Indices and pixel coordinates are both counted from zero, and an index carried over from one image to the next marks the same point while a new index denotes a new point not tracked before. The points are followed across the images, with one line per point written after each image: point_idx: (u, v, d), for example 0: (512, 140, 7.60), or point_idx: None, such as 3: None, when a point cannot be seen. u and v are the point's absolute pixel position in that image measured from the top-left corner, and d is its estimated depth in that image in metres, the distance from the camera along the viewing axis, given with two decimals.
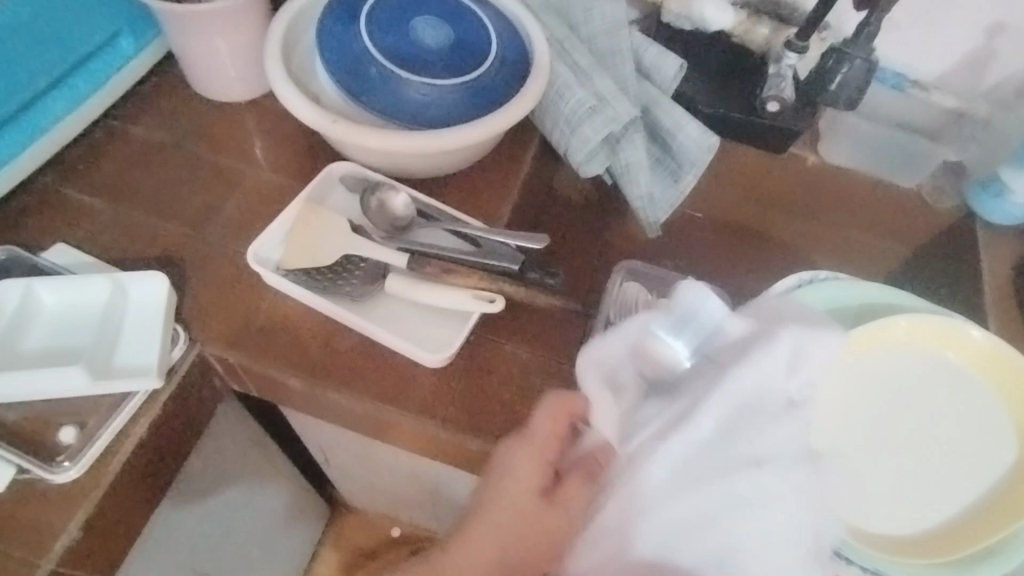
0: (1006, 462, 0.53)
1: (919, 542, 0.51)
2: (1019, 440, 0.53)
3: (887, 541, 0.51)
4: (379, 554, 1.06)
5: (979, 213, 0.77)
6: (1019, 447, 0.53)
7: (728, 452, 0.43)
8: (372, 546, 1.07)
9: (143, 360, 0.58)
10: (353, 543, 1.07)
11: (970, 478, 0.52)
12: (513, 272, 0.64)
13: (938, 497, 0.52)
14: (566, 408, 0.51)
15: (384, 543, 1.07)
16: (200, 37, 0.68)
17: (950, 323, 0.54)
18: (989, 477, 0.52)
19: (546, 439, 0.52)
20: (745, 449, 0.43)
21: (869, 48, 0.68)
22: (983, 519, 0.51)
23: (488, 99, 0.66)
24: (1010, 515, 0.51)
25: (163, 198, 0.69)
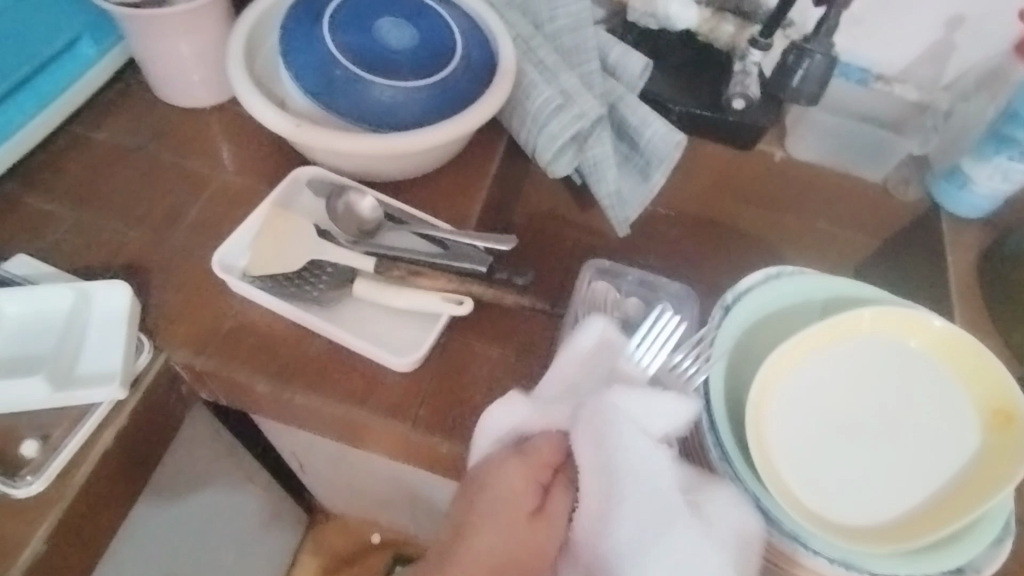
0: (970, 448, 0.52)
1: (883, 533, 0.50)
2: (982, 426, 0.52)
3: (851, 530, 0.50)
4: (359, 560, 1.06)
5: (944, 204, 0.78)
6: (982, 432, 0.52)
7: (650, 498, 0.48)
8: (351, 551, 1.06)
9: (108, 369, 0.57)
10: (331, 548, 1.06)
11: (934, 465, 0.52)
12: (480, 273, 0.64)
13: (901, 482, 0.52)
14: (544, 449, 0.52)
15: (363, 548, 1.07)
16: (162, 41, 0.67)
17: (912, 312, 0.54)
18: (953, 466, 0.52)
19: (538, 463, 0.52)
20: (653, 508, 0.47)
21: (829, 44, 0.69)
22: (948, 505, 0.50)
23: (454, 98, 0.66)
24: (978, 499, 0.49)
25: (128, 205, 0.68)
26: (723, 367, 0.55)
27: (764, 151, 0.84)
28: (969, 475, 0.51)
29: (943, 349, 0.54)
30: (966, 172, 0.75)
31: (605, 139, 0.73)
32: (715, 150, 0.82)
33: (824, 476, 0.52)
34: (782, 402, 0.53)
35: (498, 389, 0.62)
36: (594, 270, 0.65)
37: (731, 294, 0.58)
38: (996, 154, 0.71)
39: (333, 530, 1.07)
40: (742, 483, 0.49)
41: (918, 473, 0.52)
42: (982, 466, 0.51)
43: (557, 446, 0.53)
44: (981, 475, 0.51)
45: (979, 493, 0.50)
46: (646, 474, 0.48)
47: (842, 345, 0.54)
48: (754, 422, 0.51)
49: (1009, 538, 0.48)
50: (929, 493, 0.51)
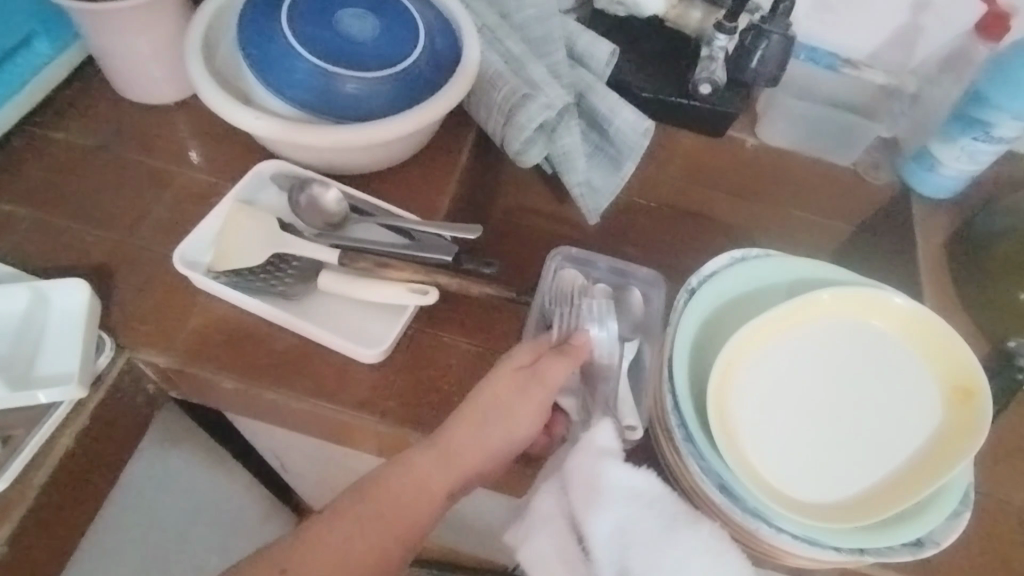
0: (934, 423, 0.53)
1: (846, 508, 0.51)
2: (943, 402, 0.54)
3: (815, 507, 0.51)
4: None
5: (912, 185, 0.78)
6: (943, 408, 0.54)
7: (662, 525, 0.47)
8: None
9: (66, 368, 0.56)
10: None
11: (897, 441, 0.53)
12: (446, 263, 0.63)
13: (864, 460, 0.53)
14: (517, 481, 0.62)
15: None
16: (119, 36, 0.66)
17: (871, 290, 0.56)
18: (917, 440, 0.53)
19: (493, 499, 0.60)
20: (673, 525, 0.47)
21: (787, 24, 0.72)
22: (909, 480, 0.51)
23: (417, 89, 0.66)
24: (938, 472, 0.51)
25: (91, 204, 0.67)
26: (688, 347, 0.55)
27: (736, 138, 0.82)
28: (930, 449, 0.52)
29: (904, 327, 0.56)
30: (934, 154, 0.75)
31: (573, 128, 0.72)
32: (685, 138, 0.81)
33: (787, 454, 0.53)
34: (745, 382, 0.54)
35: (467, 379, 0.61)
36: (556, 259, 0.65)
37: (696, 278, 0.58)
38: (962, 134, 0.71)
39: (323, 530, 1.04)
40: (705, 463, 0.51)
41: (880, 449, 0.53)
42: (945, 438, 0.52)
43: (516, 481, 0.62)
44: (942, 449, 0.52)
45: (941, 466, 0.51)
46: (656, 507, 0.48)
47: (804, 324, 0.56)
48: (717, 400, 0.52)
49: (967, 509, 0.50)
50: (892, 468, 0.52)
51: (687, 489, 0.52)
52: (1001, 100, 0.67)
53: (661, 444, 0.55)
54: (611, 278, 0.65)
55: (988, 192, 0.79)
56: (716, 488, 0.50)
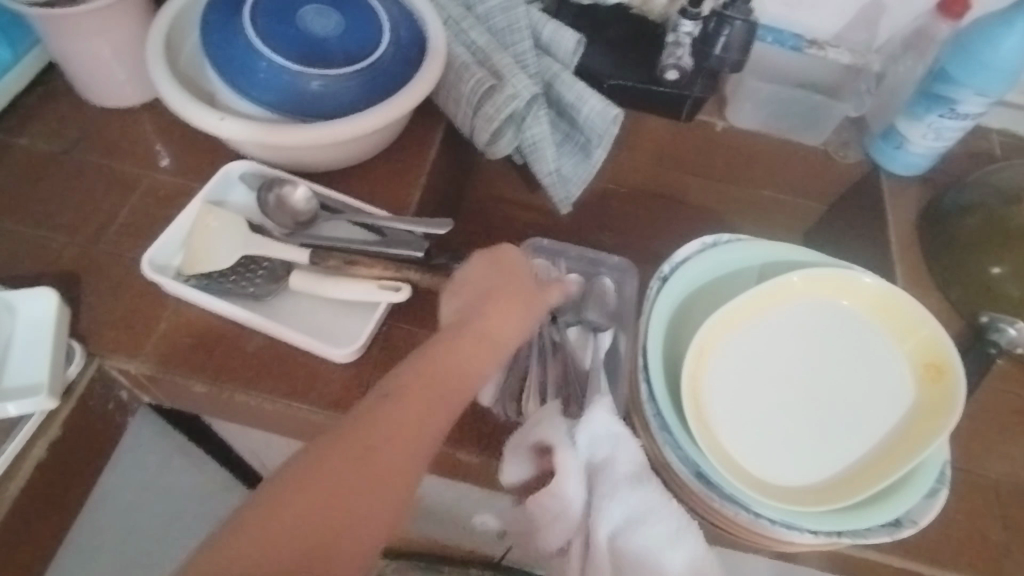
0: (907, 402, 0.55)
1: (821, 491, 0.52)
2: (914, 381, 0.55)
3: (790, 491, 0.52)
4: None
5: (880, 164, 0.79)
6: (914, 387, 0.55)
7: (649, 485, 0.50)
8: None
9: (34, 378, 0.56)
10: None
11: (870, 422, 0.55)
12: (418, 259, 0.63)
13: (839, 442, 0.54)
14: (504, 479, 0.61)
15: None
16: (79, 40, 0.66)
17: (841, 272, 0.57)
18: (890, 420, 0.54)
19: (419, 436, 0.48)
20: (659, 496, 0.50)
21: (747, 10, 0.71)
22: (883, 461, 0.52)
23: (383, 85, 0.65)
24: (912, 451, 0.52)
25: (57, 211, 0.67)
26: (662, 335, 0.56)
27: (707, 120, 0.83)
28: (904, 428, 0.54)
29: (875, 306, 0.57)
30: (901, 132, 0.75)
31: (542, 118, 0.72)
32: (654, 125, 0.81)
33: (761, 439, 0.54)
34: (720, 368, 0.55)
35: None
36: (535, 250, 0.65)
37: (668, 265, 0.59)
38: (928, 112, 0.71)
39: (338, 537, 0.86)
40: (682, 451, 0.51)
41: (853, 431, 0.54)
42: (917, 418, 0.54)
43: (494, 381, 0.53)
44: (916, 428, 0.53)
45: (914, 446, 0.52)
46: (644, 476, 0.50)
47: (776, 307, 0.56)
48: (692, 387, 0.52)
49: (943, 487, 0.51)
50: (865, 449, 0.54)
51: (664, 476, 0.53)
52: (963, 77, 0.68)
53: (638, 434, 0.55)
54: (584, 270, 0.65)
55: (957, 168, 0.80)
56: (693, 476, 0.50)
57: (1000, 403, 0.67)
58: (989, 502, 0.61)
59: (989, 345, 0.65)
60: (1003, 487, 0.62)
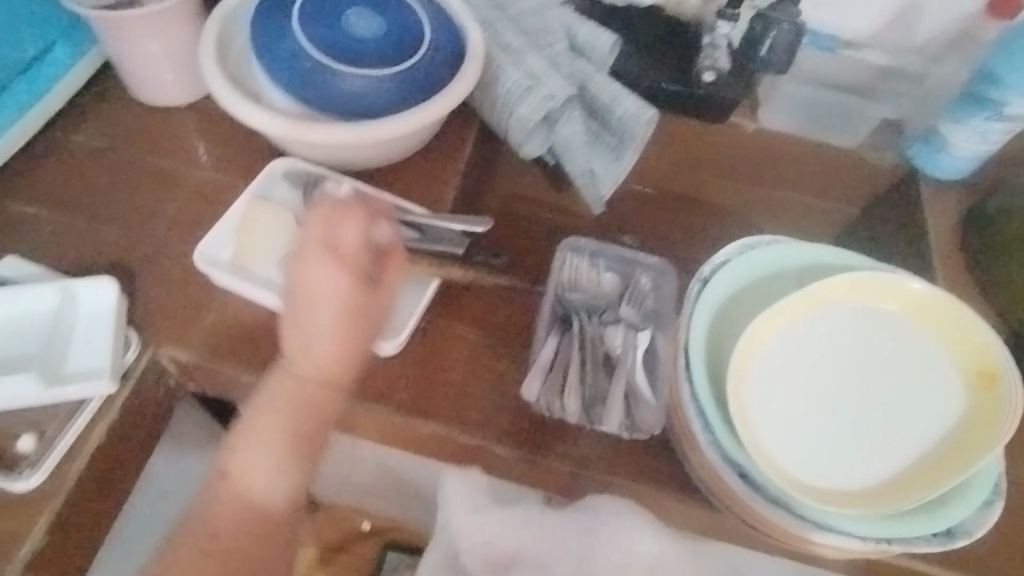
0: (957, 411, 0.56)
1: (871, 497, 0.53)
2: (964, 391, 0.57)
3: (838, 495, 0.54)
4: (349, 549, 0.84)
5: (924, 170, 0.76)
6: (965, 398, 0.56)
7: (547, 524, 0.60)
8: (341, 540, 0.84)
9: (95, 364, 0.59)
10: (314, 534, 0.84)
11: (918, 430, 0.56)
12: (458, 256, 0.66)
13: (887, 449, 0.56)
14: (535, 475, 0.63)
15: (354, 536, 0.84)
16: (134, 42, 0.68)
17: (889, 276, 0.58)
18: (940, 428, 0.56)
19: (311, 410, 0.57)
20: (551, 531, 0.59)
21: (794, 12, 0.71)
22: (930, 469, 0.54)
23: (423, 86, 0.67)
24: (960, 461, 0.53)
25: (110, 206, 0.70)
26: (702, 336, 0.58)
27: (736, 123, 0.81)
28: (955, 436, 0.55)
29: (924, 312, 0.58)
30: (943, 134, 0.74)
31: (574, 119, 0.72)
32: (685, 125, 0.80)
33: (808, 443, 0.55)
34: (764, 371, 0.57)
35: (480, 371, 0.63)
36: (581, 250, 0.66)
37: (708, 267, 0.60)
38: (973, 115, 0.71)
39: (320, 522, 0.84)
40: (726, 453, 0.54)
41: (902, 437, 0.56)
42: (968, 426, 0.55)
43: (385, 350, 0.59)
44: (966, 438, 0.55)
45: (965, 455, 0.53)
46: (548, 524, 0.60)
47: (821, 311, 0.58)
48: (737, 390, 0.54)
49: (997, 499, 0.53)
50: (913, 456, 0.55)
51: (709, 478, 0.56)
52: (1011, 79, 0.68)
53: (679, 434, 0.58)
54: (621, 273, 0.66)
55: (999, 171, 0.79)
56: (737, 477, 0.53)
57: None
58: None
59: None
60: None
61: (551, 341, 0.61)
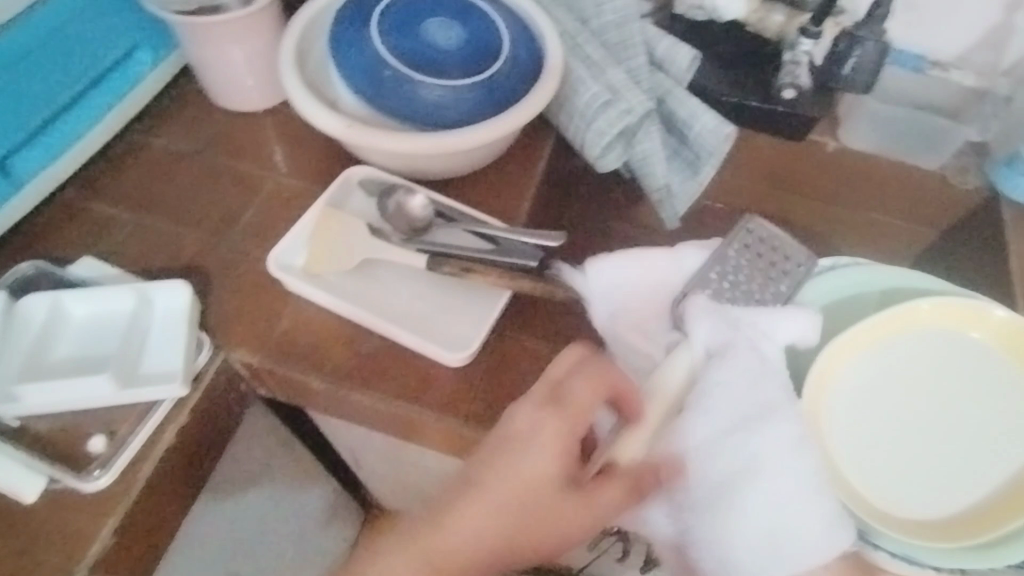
0: None
1: (948, 524, 0.51)
2: None
3: (911, 524, 0.51)
4: None
5: (1002, 191, 0.73)
6: None
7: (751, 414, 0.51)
8: None
9: (169, 366, 0.60)
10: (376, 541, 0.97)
11: (997, 461, 0.54)
12: (531, 268, 0.64)
13: (964, 479, 0.53)
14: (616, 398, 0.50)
15: None
16: (216, 48, 0.69)
17: (972, 301, 0.56)
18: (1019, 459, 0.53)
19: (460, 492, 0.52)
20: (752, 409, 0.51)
21: (880, 31, 0.70)
22: (1010, 501, 0.52)
23: (501, 98, 0.66)
24: None
25: (187, 208, 0.70)
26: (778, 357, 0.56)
27: (819, 141, 0.80)
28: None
29: (1008, 340, 0.56)
30: None
31: (653, 133, 0.70)
32: (763, 143, 0.78)
33: (882, 469, 0.53)
34: (837, 393, 0.55)
35: None
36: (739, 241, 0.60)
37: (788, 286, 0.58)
38: None
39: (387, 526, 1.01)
40: None
41: (982, 466, 0.53)
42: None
43: (609, 382, 0.50)
44: None
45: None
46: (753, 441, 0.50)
47: (900, 334, 0.56)
48: (811, 410, 0.53)
49: None
50: (992, 487, 0.53)
51: None
52: None
53: None
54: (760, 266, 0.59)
55: None
56: None
57: None
58: None
59: None
60: None
61: (703, 322, 0.54)
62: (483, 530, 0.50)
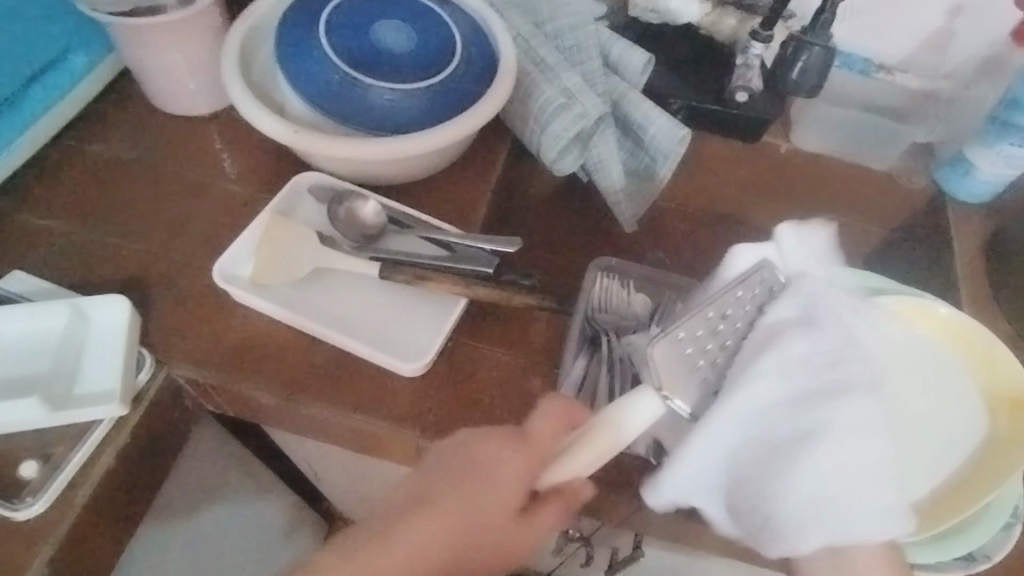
0: (982, 435, 0.56)
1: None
2: (990, 416, 0.56)
3: None
4: None
5: (948, 193, 0.77)
6: (989, 421, 0.56)
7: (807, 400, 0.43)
8: None
9: (107, 385, 0.56)
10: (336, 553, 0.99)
11: (948, 453, 0.55)
12: (487, 275, 0.63)
13: None
14: (566, 415, 0.48)
15: None
16: (156, 50, 0.66)
17: (921, 298, 0.57)
18: (966, 449, 0.54)
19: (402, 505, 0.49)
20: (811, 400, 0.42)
21: (827, 36, 0.70)
22: None
23: (455, 100, 0.64)
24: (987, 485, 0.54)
25: (127, 218, 0.67)
26: None
27: (770, 142, 0.81)
28: (980, 458, 0.53)
29: (948, 333, 0.57)
30: (969, 159, 0.74)
31: (609, 136, 0.70)
32: (717, 145, 0.80)
33: None
34: None
35: (514, 391, 0.61)
36: (756, 280, 0.47)
37: None
38: (999, 139, 0.70)
39: None
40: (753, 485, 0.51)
41: None
42: (993, 450, 0.54)
43: (570, 411, 0.48)
44: None
45: (994, 478, 0.52)
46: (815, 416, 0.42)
47: None
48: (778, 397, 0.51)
49: (1018, 522, 0.54)
50: (943, 479, 0.54)
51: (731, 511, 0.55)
52: None
53: None
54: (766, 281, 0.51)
55: None
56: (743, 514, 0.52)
57: None
58: None
59: None
60: None
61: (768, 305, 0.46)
62: (415, 566, 0.47)
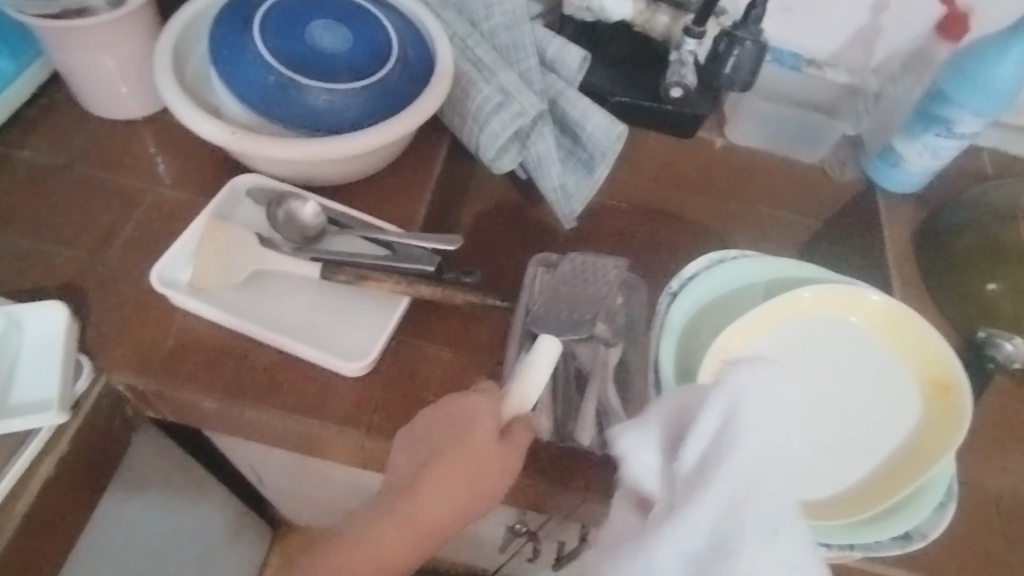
0: (916, 417, 0.57)
1: (840, 504, 0.53)
2: (923, 402, 0.57)
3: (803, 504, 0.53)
4: None
5: (879, 184, 0.81)
6: (921, 407, 0.57)
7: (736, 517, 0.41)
8: None
9: (43, 394, 0.56)
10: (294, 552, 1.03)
11: (882, 437, 0.56)
12: (429, 273, 0.64)
13: (851, 455, 0.55)
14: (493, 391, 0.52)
15: None
16: (86, 53, 0.65)
17: (849, 289, 0.59)
18: (900, 436, 0.56)
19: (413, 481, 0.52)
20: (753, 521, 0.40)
21: (759, 31, 0.72)
22: (891, 475, 0.54)
23: (392, 100, 0.65)
24: (921, 465, 0.54)
25: (62, 225, 0.66)
26: (673, 355, 0.57)
27: (706, 138, 0.84)
28: (912, 445, 0.55)
29: (882, 323, 0.59)
30: (897, 151, 0.77)
31: (546, 134, 0.71)
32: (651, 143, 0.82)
33: None
34: None
35: (454, 387, 0.62)
36: None
37: (677, 281, 0.61)
38: (924, 131, 0.73)
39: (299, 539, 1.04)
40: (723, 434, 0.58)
41: (866, 444, 0.56)
42: (925, 436, 0.55)
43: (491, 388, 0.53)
44: (923, 441, 0.55)
45: (924, 462, 0.54)
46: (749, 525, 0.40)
47: (787, 321, 0.58)
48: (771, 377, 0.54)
49: (951, 501, 0.55)
50: (877, 462, 0.55)
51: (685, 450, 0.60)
52: (960, 99, 0.70)
53: None
54: None
55: (949, 187, 0.82)
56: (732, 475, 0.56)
57: (1001, 417, 0.68)
58: (990, 517, 0.62)
59: (987, 360, 0.66)
60: (1006, 500, 0.63)
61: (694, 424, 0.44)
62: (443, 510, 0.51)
